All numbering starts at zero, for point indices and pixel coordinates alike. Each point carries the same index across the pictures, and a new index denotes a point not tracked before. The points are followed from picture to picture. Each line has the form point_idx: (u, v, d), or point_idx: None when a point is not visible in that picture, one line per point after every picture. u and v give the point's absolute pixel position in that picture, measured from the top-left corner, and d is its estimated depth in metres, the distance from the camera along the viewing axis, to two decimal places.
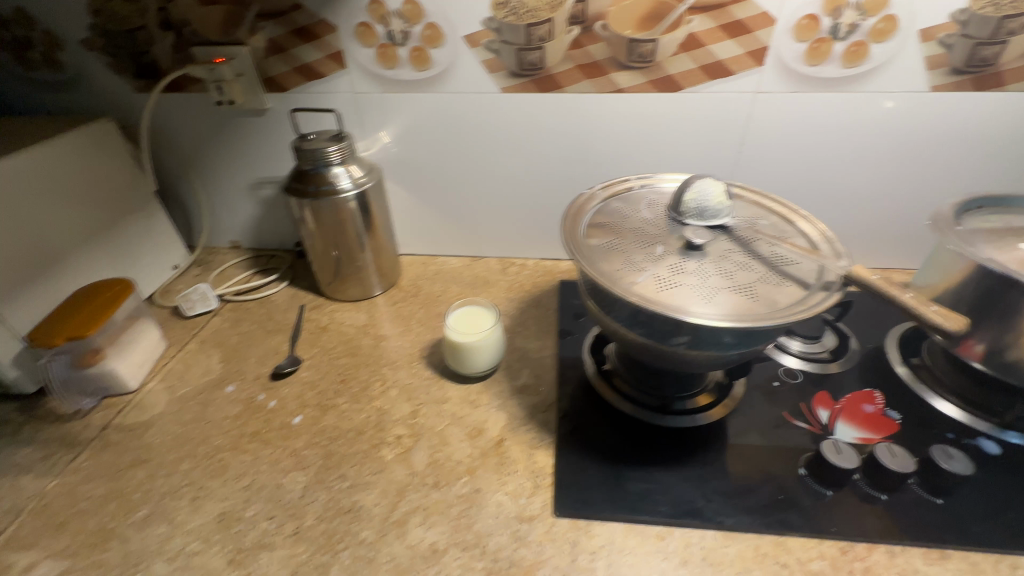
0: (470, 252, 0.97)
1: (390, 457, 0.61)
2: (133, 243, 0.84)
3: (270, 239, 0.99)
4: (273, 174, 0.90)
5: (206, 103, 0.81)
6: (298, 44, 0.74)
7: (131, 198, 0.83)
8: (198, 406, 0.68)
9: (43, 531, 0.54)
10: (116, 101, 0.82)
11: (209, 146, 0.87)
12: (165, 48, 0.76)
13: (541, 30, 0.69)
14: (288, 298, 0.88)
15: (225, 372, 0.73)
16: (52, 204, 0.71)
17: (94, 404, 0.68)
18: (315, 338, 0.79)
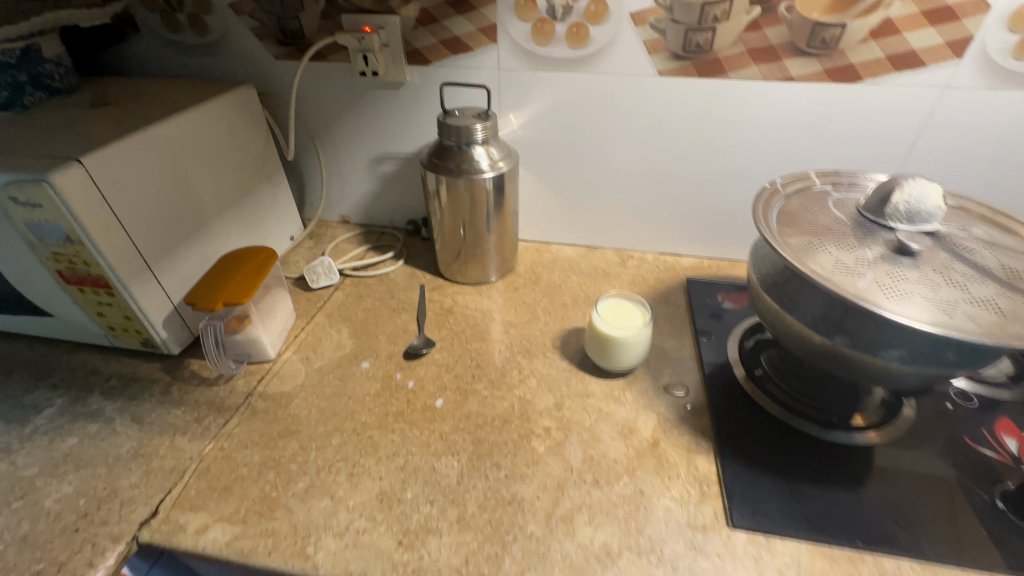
0: (586, 242, 0.94)
1: (542, 449, 0.59)
2: (261, 212, 0.85)
3: (382, 216, 0.98)
4: (398, 150, 0.88)
5: (345, 73, 0.80)
6: (452, 15, 0.72)
7: (263, 166, 0.85)
8: (337, 380, 0.67)
9: (209, 494, 0.54)
10: (255, 67, 0.82)
11: (340, 118, 0.86)
12: (315, 14, 0.75)
13: (717, 9, 0.65)
14: (406, 277, 0.87)
15: (358, 348, 0.72)
16: (203, 167, 0.72)
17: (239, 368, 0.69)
18: (442, 320, 0.78)
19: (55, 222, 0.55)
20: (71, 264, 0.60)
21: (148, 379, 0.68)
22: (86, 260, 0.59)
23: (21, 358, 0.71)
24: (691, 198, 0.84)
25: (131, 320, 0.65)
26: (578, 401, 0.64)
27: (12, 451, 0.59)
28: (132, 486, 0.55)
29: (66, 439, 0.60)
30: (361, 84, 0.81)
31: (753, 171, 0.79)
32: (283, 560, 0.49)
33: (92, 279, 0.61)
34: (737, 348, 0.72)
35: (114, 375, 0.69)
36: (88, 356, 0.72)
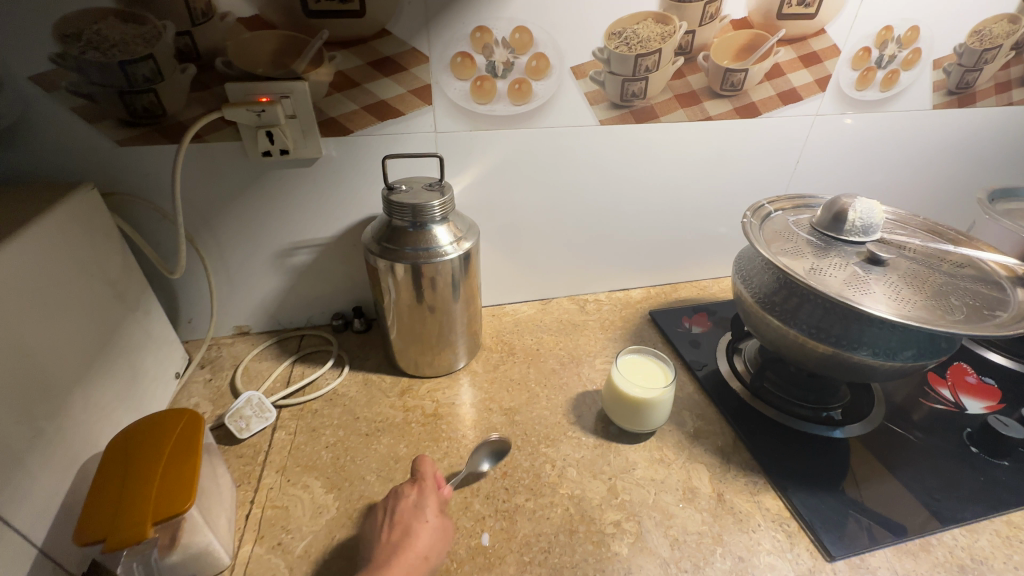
0: (540, 296, 0.90)
1: (626, 551, 0.52)
2: (132, 355, 0.61)
3: (298, 314, 0.80)
4: (315, 236, 0.72)
5: (236, 155, 0.63)
6: (376, 77, 0.61)
7: (125, 295, 0.61)
8: (340, 561, 0.50)
9: None
10: (84, 157, 0.59)
11: (231, 209, 0.67)
12: (182, 84, 0.57)
13: (649, 60, 0.67)
14: (362, 387, 0.71)
15: (346, 504, 0.55)
16: (46, 320, 0.48)
17: None
18: (435, 432, 0.65)
19: None
20: None
21: None
22: None
23: None
24: (632, 234, 0.87)
25: None
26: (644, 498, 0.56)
27: None
28: None
29: None
30: (258, 164, 0.64)
31: (683, 201, 0.85)
32: None
33: None
34: (729, 370, 0.74)
35: None
36: None
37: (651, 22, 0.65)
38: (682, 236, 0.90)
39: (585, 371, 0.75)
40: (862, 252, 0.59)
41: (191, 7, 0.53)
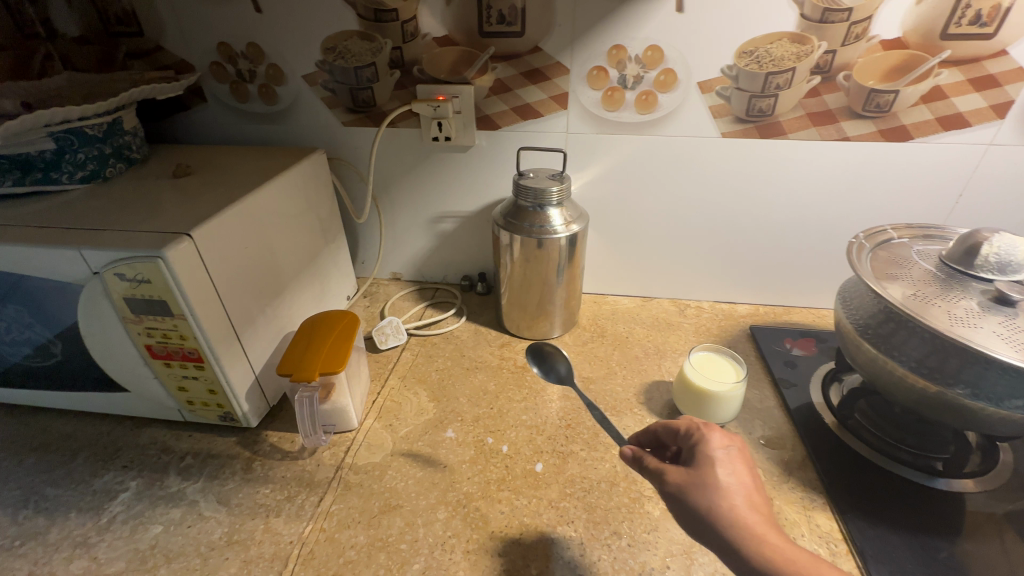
0: (642, 293, 0.96)
1: (657, 513, 0.57)
2: (325, 273, 0.85)
3: (436, 271, 0.99)
4: (458, 209, 0.90)
5: (414, 138, 0.83)
6: (525, 84, 0.76)
7: (327, 231, 0.85)
8: (428, 448, 0.66)
9: None
10: (322, 132, 0.85)
11: (404, 180, 0.88)
12: (389, 84, 0.78)
13: (781, 78, 0.70)
14: (471, 334, 0.87)
15: (441, 412, 0.71)
16: (283, 234, 0.73)
17: (326, 441, 0.65)
18: (520, 379, 0.77)
19: (162, 298, 0.54)
20: (163, 338, 0.57)
21: (226, 456, 0.65)
22: (182, 334, 0.57)
23: (83, 438, 0.68)
24: (745, 251, 0.87)
25: (215, 394, 0.63)
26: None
27: (92, 544, 0.55)
28: None
29: (149, 528, 0.56)
30: (428, 147, 0.84)
31: (807, 223, 0.83)
32: None
33: (184, 352, 0.59)
34: (821, 402, 0.71)
35: (188, 453, 0.65)
36: (156, 432, 0.68)
37: (787, 42, 0.68)
38: (805, 259, 0.87)
39: (667, 364, 0.80)
40: (990, 290, 0.55)
41: (405, 29, 0.74)
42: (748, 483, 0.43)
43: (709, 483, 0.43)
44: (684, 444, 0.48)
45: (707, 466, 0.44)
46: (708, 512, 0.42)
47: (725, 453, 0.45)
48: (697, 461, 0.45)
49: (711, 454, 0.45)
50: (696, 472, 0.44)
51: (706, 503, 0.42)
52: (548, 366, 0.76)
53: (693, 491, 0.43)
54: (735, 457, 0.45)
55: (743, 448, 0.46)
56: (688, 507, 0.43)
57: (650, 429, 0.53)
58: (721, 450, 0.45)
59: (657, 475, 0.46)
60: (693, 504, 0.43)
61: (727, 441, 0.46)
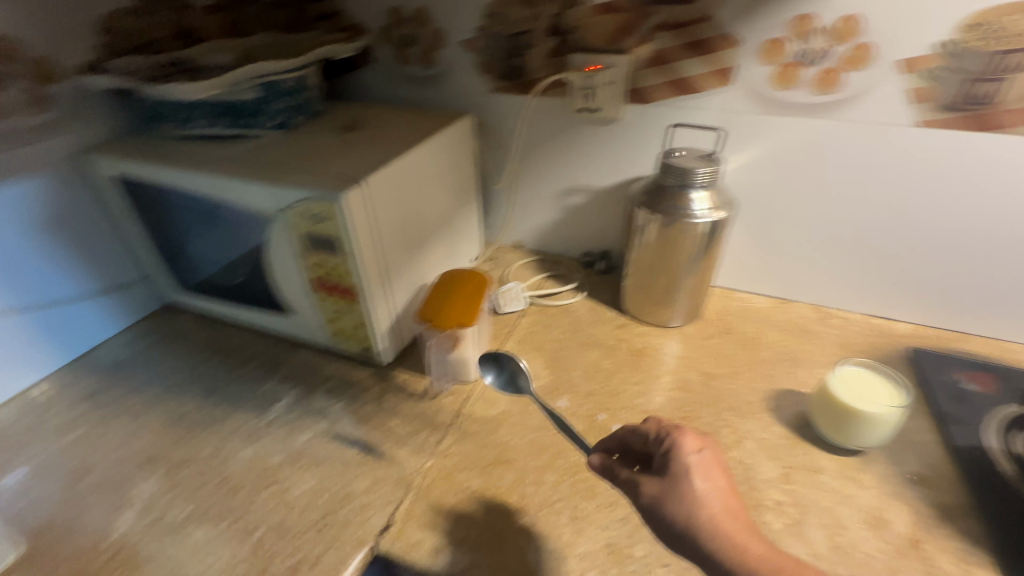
0: (778, 294, 0.88)
1: (779, 526, 0.54)
2: (457, 233, 0.90)
3: (557, 244, 1.00)
4: (591, 184, 0.89)
5: (560, 108, 0.83)
6: (687, 57, 0.71)
7: (464, 193, 0.89)
8: (541, 413, 0.68)
9: (438, 513, 0.56)
10: (470, 97, 0.88)
11: (542, 150, 0.88)
12: (543, 52, 0.79)
13: (1015, 59, 0.59)
14: (589, 311, 0.87)
15: (555, 381, 0.73)
16: (430, 192, 0.77)
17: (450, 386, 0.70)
18: (636, 363, 0.76)
19: (336, 236, 0.61)
20: (329, 273, 0.65)
21: (363, 385, 0.72)
22: (344, 271, 0.64)
23: (253, 349, 0.80)
24: (913, 266, 0.76)
25: (361, 328, 0.70)
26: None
27: (258, 436, 0.65)
28: (366, 491, 0.58)
29: (301, 434, 0.65)
30: (571, 118, 0.83)
31: (1010, 238, 0.69)
32: None
33: (343, 288, 0.66)
34: (999, 448, 0.60)
35: (332, 376, 0.74)
36: (308, 354, 0.78)
37: None
38: (998, 280, 0.73)
39: (801, 374, 0.73)
40: None
41: None
42: (719, 487, 0.47)
43: (686, 494, 0.46)
44: (655, 451, 0.51)
45: (680, 476, 0.47)
46: (683, 521, 0.45)
47: (697, 459, 0.48)
48: (670, 471, 0.48)
49: (684, 463, 0.48)
50: (670, 483, 0.47)
51: (682, 513, 0.45)
52: (508, 377, 0.69)
53: (668, 502, 0.46)
54: (706, 464, 0.48)
55: (713, 454, 0.49)
56: (664, 520, 0.46)
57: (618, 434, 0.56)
58: (691, 457, 0.48)
59: (634, 486, 0.49)
60: (671, 515, 0.45)
61: (699, 446, 0.49)
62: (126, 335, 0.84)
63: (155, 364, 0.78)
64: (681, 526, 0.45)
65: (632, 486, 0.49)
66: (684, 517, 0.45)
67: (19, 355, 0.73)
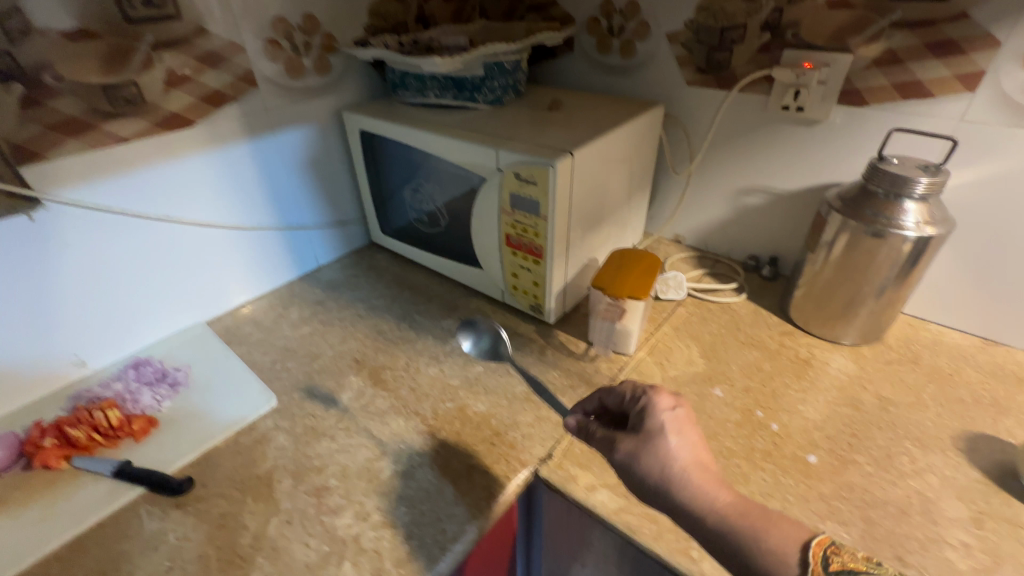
0: (985, 334, 0.77)
1: (963, 566, 0.50)
2: (627, 218, 0.94)
3: (721, 244, 0.98)
4: (775, 185, 0.86)
5: (758, 105, 0.82)
6: (925, 58, 0.66)
7: (641, 180, 0.92)
8: (695, 396, 0.69)
9: (592, 459, 0.61)
10: (663, 88, 0.90)
11: (727, 146, 0.88)
12: (753, 46, 0.78)
13: None
14: (750, 313, 0.85)
15: (710, 369, 0.74)
16: (616, 174, 0.82)
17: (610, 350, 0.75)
18: (800, 370, 0.73)
19: (538, 199, 0.68)
20: (522, 232, 0.73)
21: (527, 337, 0.81)
22: (537, 232, 0.71)
23: (435, 290, 0.93)
24: None
25: (537, 287, 0.78)
26: (851, 562, 0.40)
27: (439, 360, 0.77)
28: (529, 424, 0.66)
29: (475, 366, 0.75)
30: (768, 115, 0.81)
31: None
32: (668, 551, 0.52)
33: (531, 247, 0.74)
34: None
35: (500, 325, 0.83)
36: (480, 303, 0.89)
37: None
38: None
39: (1007, 423, 0.64)
40: None
41: None
42: (695, 444, 0.48)
43: (660, 447, 0.47)
44: (630, 410, 0.53)
45: (656, 432, 0.48)
46: (659, 475, 0.46)
47: (671, 416, 0.50)
48: (644, 427, 0.49)
49: (658, 420, 0.49)
50: (643, 437, 0.48)
51: (658, 467, 0.46)
52: (491, 345, 0.70)
53: (643, 457, 0.47)
54: (680, 420, 0.49)
55: (686, 411, 0.50)
56: (639, 474, 0.47)
57: (596, 395, 0.57)
58: (667, 414, 0.50)
59: (611, 445, 0.50)
60: (645, 467, 0.47)
61: (673, 404, 0.51)
62: (339, 263, 1.03)
63: (361, 288, 0.95)
64: (657, 481, 0.46)
65: (609, 445, 0.50)
66: (660, 473, 0.46)
67: (273, 263, 0.93)
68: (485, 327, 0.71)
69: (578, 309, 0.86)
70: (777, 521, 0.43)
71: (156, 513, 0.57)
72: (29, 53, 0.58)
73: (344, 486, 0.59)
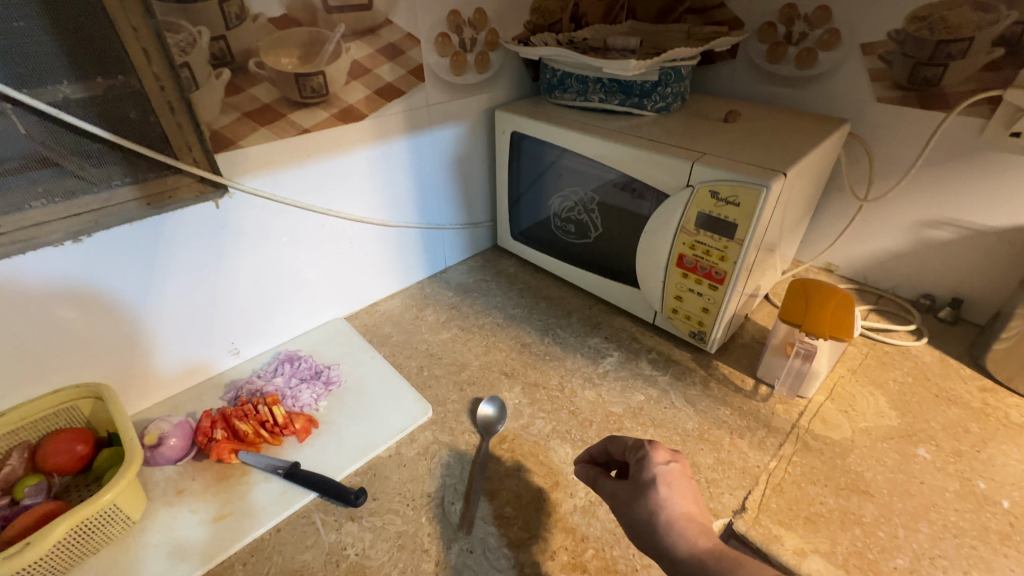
0: None
1: None
2: (789, 243, 0.86)
3: (887, 278, 0.89)
4: (974, 220, 0.77)
5: (970, 129, 0.72)
6: None
7: (809, 204, 0.85)
8: (897, 455, 0.62)
9: (794, 517, 0.55)
10: (846, 103, 0.82)
11: (919, 172, 0.79)
12: (977, 63, 0.68)
13: None
14: (937, 361, 0.76)
15: (907, 426, 0.66)
16: (798, 196, 0.75)
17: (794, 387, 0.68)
18: (1017, 436, 0.64)
19: (735, 221, 0.63)
20: (703, 254, 0.67)
21: (687, 366, 0.75)
22: (724, 256, 0.66)
23: (573, 304, 0.89)
24: None
25: (706, 313, 0.72)
26: None
27: (595, 383, 0.72)
28: (712, 468, 0.60)
29: (635, 393, 0.70)
30: (983, 141, 0.72)
31: None
32: None
33: (711, 271, 0.68)
34: None
35: (653, 349, 0.78)
36: (625, 323, 0.84)
37: None
38: None
39: None
40: None
41: None
42: (687, 497, 0.44)
43: (651, 497, 0.44)
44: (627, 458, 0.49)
45: (648, 482, 0.45)
46: (649, 522, 0.43)
47: (665, 469, 0.46)
48: (638, 476, 0.46)
49: (653, 470, 0.46)
50: (638, 486, 0.45)
51: (648, 514, 0.43)
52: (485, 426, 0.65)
53: (637, 504, 0.44)
54: (675, 474, 0.46)
55: (684, 465, 0.47)
56: (634, 522, 0.44)
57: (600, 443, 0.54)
58: (660, 465, 0.46)
59: (614, 494, 0.47)
60: (635, 516, 0.44)
61: (669, 457, 0.47)
62: (466, 266, 1.00)
63: (494, 294, 0.91)
64: (650, 532, 0.43)
65: (612, 495, 0.47)
66: (648, 520, 0.43)
67: (408, 262, 0.91)
68: (486, 414, 0.67)
69: (736, 340, 0.80)
70: (744, 564, 0.38)
71: (332, 523, 0.55)
72: (240, 40, 0.56)
73: (521, 516, 0.55)
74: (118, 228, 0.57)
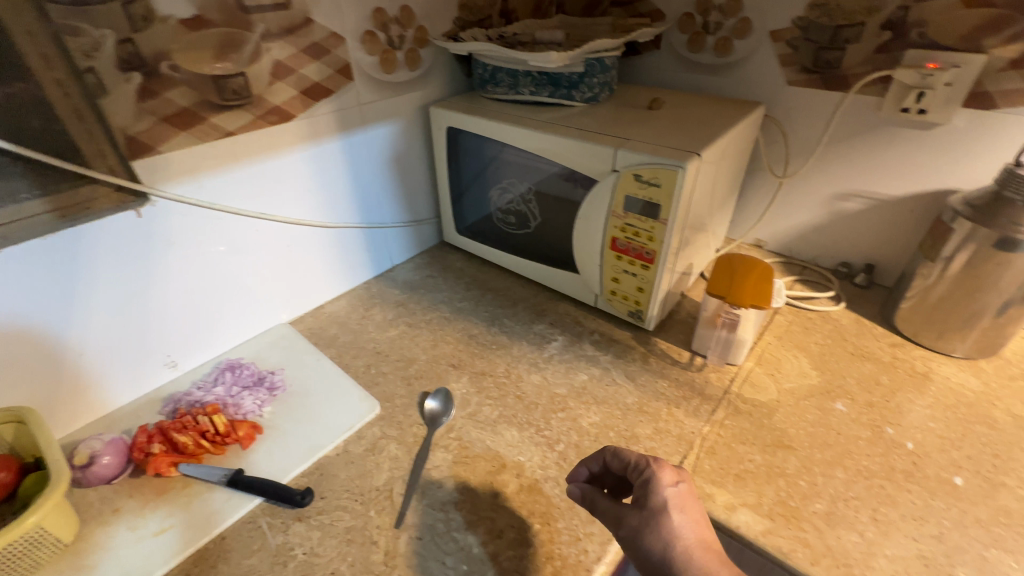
0: None
1: None
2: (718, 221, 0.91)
3: (809, 250, 0.95)
4: (879, 191, 0.83)
5: (869, 107, 0.78)
6: None
7: (734, 183, 0.89)
8: (817, 410, 0.67)
9: (725, 475, 0.59)
10: (761, 88, 0.87)
11: (829, 150, 0.85)
12: (870, 46, 0.74)
13: None
14: (853, 323, 0.83)
15: (827, 383, 0.71)
16: (721, 176, 0.79)
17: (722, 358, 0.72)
18: (920, 385, 0.70)
19: (659, 203, 0.66)
20: (633, 236, 0.71)
21: (626, 344, 0.78)
22: (652, 236, 0.69)
23: (519, 293, 0.91)
24: None
25: (641, 293, 0.75)
26: None
27: (540, 367, 0.74)
28: (650, 437, 0.63)
29: (578, 373, 0.73)
30: (880, 118, 0.78)
31: None
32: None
33: (642, 252, 0.71)
34: None
35: (596, 331, 0.81)
36: (569, 308, 0.87)
37: None
38: None
39: None
40: None
41: None
42: (698, 520, 0.44)
43: (662, 526, 0.44)
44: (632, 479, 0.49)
45: (658, 508, 0.45)
46: (662, 553, 0.43)
47: (675, 493, 0.46)
48: (648, 502, 0.46)
49: (662, 495, 0.46)
50: (648, 513, 0.45)
51: (660, 544, 0.43)
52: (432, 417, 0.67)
53: (648, 533, 0.44)
54: (683, 497, 0.46)
55: (690, 484, 0.47)
56: (645, 552, 0.44)
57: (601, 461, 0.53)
58: (669, 488, 0.46)
59: (619, 521, 0.46)
60: (648, 546, 0.43)
61: (676, 478, 0.47)
62: (412, 263, 1.00)
63: (441, 289, 0.92)
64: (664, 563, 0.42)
65: (618, 522, 0.46)
66: (663, 552, 0.43)
67: (352, 263, 0.91)
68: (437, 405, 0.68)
69: (673, 316, 0.84)
70: None
71: (279, 525, 0.54)
72: (149, 42, 0.55)
73: (470, 500, 0.57)
74: (30, 245, 0.55)
